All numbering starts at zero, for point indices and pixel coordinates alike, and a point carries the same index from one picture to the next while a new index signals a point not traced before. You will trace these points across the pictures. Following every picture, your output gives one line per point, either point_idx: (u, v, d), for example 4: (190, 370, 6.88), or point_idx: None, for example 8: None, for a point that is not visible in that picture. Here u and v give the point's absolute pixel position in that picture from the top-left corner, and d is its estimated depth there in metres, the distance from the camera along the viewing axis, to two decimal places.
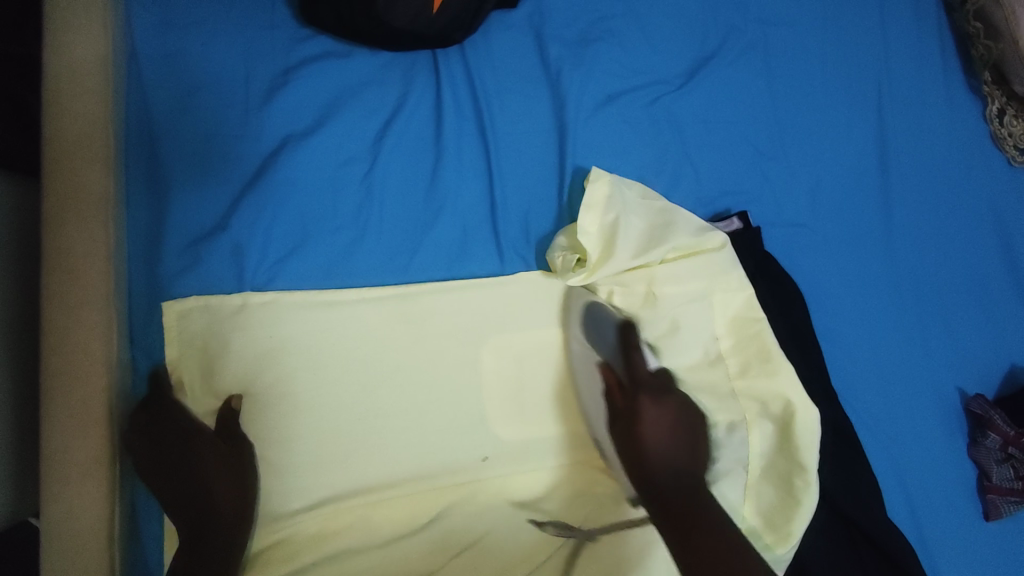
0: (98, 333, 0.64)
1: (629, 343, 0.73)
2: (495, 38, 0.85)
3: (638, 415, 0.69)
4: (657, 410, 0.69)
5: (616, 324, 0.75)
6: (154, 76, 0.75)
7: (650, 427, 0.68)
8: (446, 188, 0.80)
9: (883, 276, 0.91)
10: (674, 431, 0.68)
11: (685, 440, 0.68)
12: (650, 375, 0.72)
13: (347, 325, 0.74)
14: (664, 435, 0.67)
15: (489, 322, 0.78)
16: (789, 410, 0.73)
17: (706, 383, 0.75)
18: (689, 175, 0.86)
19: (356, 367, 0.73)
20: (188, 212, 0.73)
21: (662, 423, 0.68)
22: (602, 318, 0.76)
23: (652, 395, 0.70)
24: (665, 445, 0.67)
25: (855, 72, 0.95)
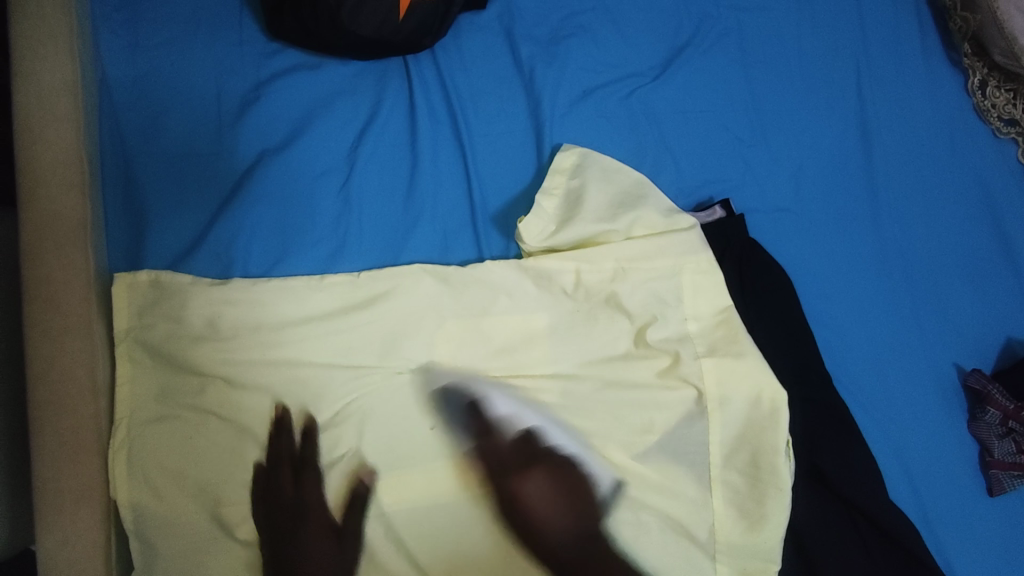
0: (82, 361, 0.64)
1: (483, 427, 0.69)
2: (466, 40, 0.85)
3: (521, 494, 0.67)
4: (545, 478, 0.68)
5: (468, 408, 0.69)
6: (126, 100, 0.76)
7: (532, 500, 0.67)
8: (424, 193, 0.79)
9: (872, 256, 0.91)
10: (556, 496, 0.68)
11: (567, 504, 0.68)
12: (515, 449, 0.69)
13: (304, 326, 0.70)
14: (560, 507, 0.67)
15: (461, 314, 0.73)
16: (757, 401, 0.74)
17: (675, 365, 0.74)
18: (669, 167, 0.86)
19: (320, 366, 0.69)
20: (168, 233, 0.73)
21: (558, 491, 0.68)
22: (455, 404, 0.70)
23: (525, 469, 0.68)
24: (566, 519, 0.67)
25: (831, 53, 0.95)
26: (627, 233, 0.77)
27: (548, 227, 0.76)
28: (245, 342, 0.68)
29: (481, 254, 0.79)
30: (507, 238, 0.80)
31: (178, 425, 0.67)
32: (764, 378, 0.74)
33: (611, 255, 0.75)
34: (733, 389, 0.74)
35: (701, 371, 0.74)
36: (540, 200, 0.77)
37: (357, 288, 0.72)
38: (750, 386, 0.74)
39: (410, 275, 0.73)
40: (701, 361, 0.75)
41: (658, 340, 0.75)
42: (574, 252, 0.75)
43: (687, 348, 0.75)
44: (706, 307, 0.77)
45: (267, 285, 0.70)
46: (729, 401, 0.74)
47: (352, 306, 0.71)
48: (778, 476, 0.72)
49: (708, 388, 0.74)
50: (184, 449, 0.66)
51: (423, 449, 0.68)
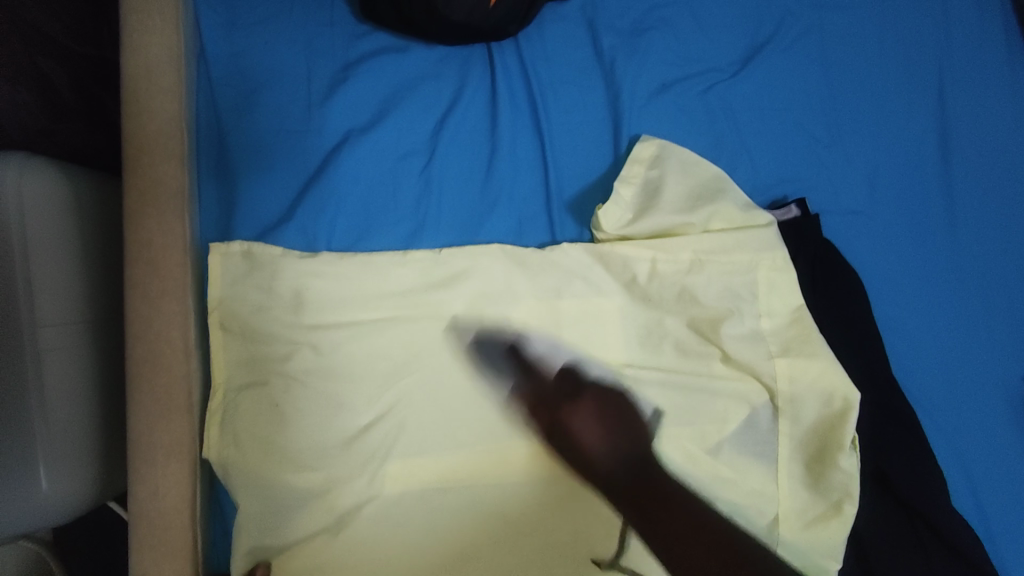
0: (176, 324, 0.67)
1: (525, 366, 0.73)
2: (548, 30, 0.86)
3: (573, 430, 0.71)
4: (586, 412, 0.72)
5: (504, 353, 0.74)
6: (222, 75, 0.78)
7: (583, 434, 0.70)
8: (502, 177, 0.81)
9: (944, 264, 0.89)
10: (603, 428, 0.71)
11: (610, 429, 0.71)
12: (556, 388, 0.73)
13: (395, 302, 0.73)
14: (602, 437, 0.70)
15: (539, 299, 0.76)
16: (828, 397, 0.75)
17: (749, 358, 0.75)
18: (744, 163, 0.86)
19: (408, 342, 0.72)
20: (257, 205, 0.76)
21: (599, 422, 0.71)
22: (492, 349, 0.74)
23: (569, 403, 0.72)
24: (610, 449, 0.70)
25: (913, 57, 0.93)
26: (704, 226, 0.78)
27: (625, 218, 0.78)
28: (332, 311, 0.72)
29: (555, 239, 0.80)
30: (581, 225, 0.81)
31: (258, 394, 0.69)
32: (837, 381, 0.74)
33: (690, 246, 0.77)
34: (804, 387, 0.76)
35: (773, 370, 0.76)
36: (618, 191, 0.78)
37: (437, 267, 0.75)
38: (819, 387, 0.75)
39: (490, 259, 0.76)
40: (775, 359, 0.76)
41: (733, 336, 0.75)
42: (650, 241, 0.77)
43: (756, 345, 0.76)
44: (782, 304, 0.78)
45: (353, 258, 0.74)
46: (799, 401, 0.76)
47: (439, 286, 0.75)
48: (845, 478, 0.73)
49: (780, 386, 0.76)
50: (261, 418, 0.68)
51: (497, 429, 0.72)
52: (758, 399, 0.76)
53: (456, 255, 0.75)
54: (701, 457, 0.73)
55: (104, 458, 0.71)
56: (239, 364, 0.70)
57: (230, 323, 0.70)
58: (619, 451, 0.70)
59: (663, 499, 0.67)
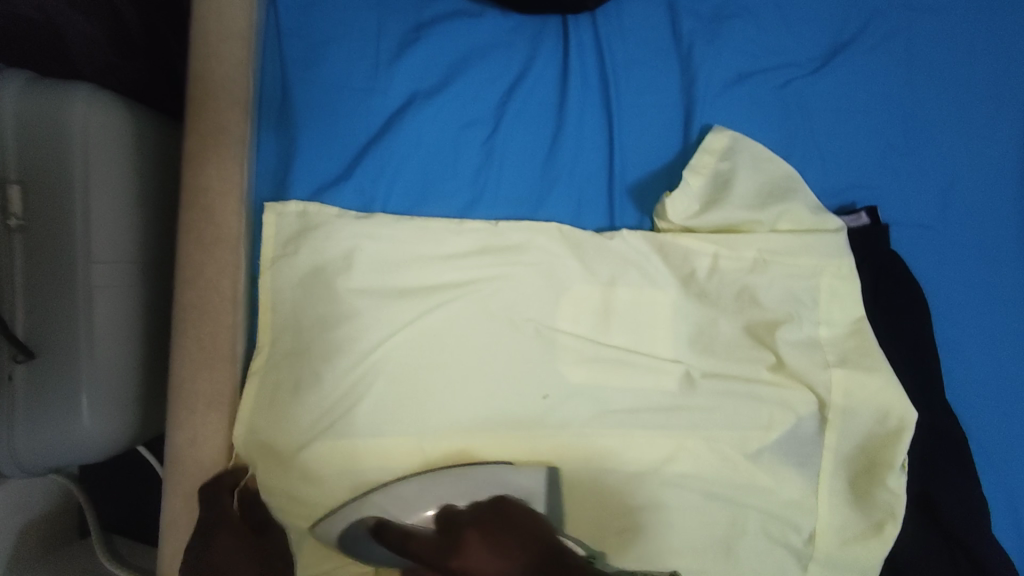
0: (226, 273, 0.67)
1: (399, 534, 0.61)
2: (627, 7, 0.82)
3: (470, 573, 0.56)
4: (474, 543, 0.58)
5: (371, 533, 0.62)
6: (291, 25, 0.76)
7: (482, 565, 0.56)
8: (566, 156, 0.78)
9: (1014, 287, 0.86)
10: (494, 545, 0.58)
11: (502, 546, 0.57)
12: (431, 537, 0.60)
13: (445, 274, 0.73)
14: (500, 566, 0.56)
15: (594, 285, 0.75)
16: (885, 417, 0.72)
17: (804, 366, 0.73)
18: (817, 164, 0.83)
19: (454, 316, 0.72)
20: (315, 161, 0.74)
21: (488, 551, 0.57)
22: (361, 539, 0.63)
23: (454, 551, 0.58)
24: (508, 568, 0.56)
25: (1003, 69, 0.89)
26: (771, 225, 0.76)
27: (687, 211, 0.75)
28: (382, 274, 0.72)
29: (614, 224, 0.78)
30: (642, 213, 0.79)
31: (304, 352, 0.69)
32: (895, 398, 0.71)
33: (754, 246, 0.75)
34: (859, 401, 0.73)
35: (828, 380, 0.73)
36: (683, 182, 0.75)
37: (492, 242, 0.74)
38: (875, 405, 0.72)
39: (545, 239, 0.75)
40: (832, 370, 0.73)
41: (789, 343, 0.73)
42: (714, 236, 0.75)
43: (812, 354, 0.73)
44: (844, 314, 0.75)
45: (409, 223, 0.73)
46: (850, 415, 0.73)
47: (491, 262, 0.73)
48: (891, 499, 0.71)
49: (834, 399, 0.73)
50: (308, 373, 0.69)
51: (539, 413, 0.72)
52: (808, 409, 0.73)
53: (514, 231, 0.74)
54: (740, 462, 0.72)
55: (145, 401, 0.72)
56: (288, 319, 0.70)
57: (283, 280, 0.71)
58: (524, 564, 0.56)
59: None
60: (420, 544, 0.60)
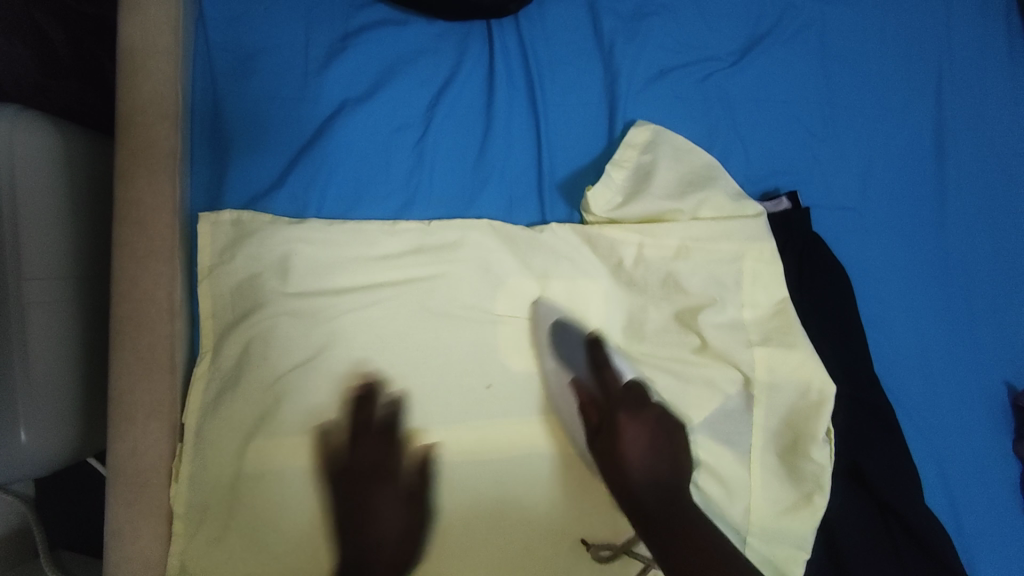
0: (161, 285, 0.68)
1: (598, 363, 0.74)
2: (549, 10, 0.85)
3: (620, 434, 0.71)
4: (636, 424, 0.71)
5: (585, 343, 0.75)
6: (219, 38, 0.78)
7: (632, 448, 0.70)
8: (495, 155, 0.81)
9: (934, 262, 0.90)
10: (652, 447, 0.70)
11: (664, 454, 0.70)
12: (624, 391, 0.73)
13: (382, 271, 0.75)
14: (645, 448, 0.70)
15: (527, 279, 0.77)
16: (807, 390, 0.75)
17: (725, 347, 0.76)
18: (739, 153, 0.86)
19: (394, 315, 0.74)
20: (248, 171, 0.76)
21: (645, 439, 0.70)
22: (573, 340, 0.76)
23: (628, 411, 0.72)
24: (643, 465, 0.69)
25: (915, 55, 0.93)
26: (692, 212, 0.79)
27: (614, 203, 0.79)
28: (317, 278, 0.74)
29: (545, 219, 0.81)
30: (571, 207, 0.82)
31: (246, 358, 0.71)
32: (813, 370, 0.75)
33: (678, 233, 0.77)
34: (780, 376, 0.76)
35: (750, 359, 0.76)
36: (607, 176, 0.79)
37: (427, 240, 0.76)
38: (795, 378, 0.76)
39: (476, 235, 0.77)
40: (755, 348, 0.76)
41: (713, 325, 0.76)
42: (639, 226, 0.77)
43: (733, 336, 0.76)
44: (767, 296, 0.78)
45: (342, 227, 0.75)
46: (774, 390, 0.76)
47: (426, 259, 0.76)
48: (818, 470, 0.74)
49: (758, 375, 0.76)
50: (254, 378, 0.71)
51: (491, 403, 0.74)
52: (733, 387, 0.76)
53: (446, 230, 0.76)
54: None
55: (83, 414, 0.73)
56: (229, 326, 0.72)
57: (222, 287, 0.73)
58: (653, 463, 0.69)
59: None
60: (608, 385, 0.74)
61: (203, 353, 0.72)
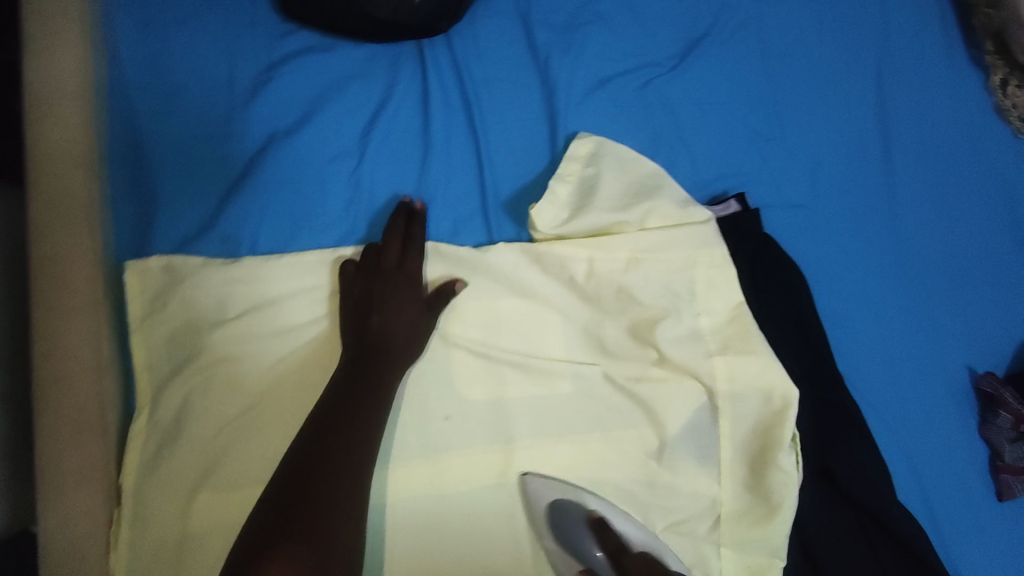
0: (87, 341, 0.64)
1: (615, 548, 0.67)
2: (481, 26, 0.84)
3: None
4: None
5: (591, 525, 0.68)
6: (137, 79, 0.75)
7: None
8: (435, 178, 0.78)
9: (888, 254, 0.89)
10: None
11: None
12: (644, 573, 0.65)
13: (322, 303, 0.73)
14: None
15: (477, 302, 0.75)
16: (772, 399, 0.72)
17: (685, 360, 0.73)
18: (685, 158, 0.85)
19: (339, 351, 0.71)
20: (176, 214, 0.73)
21: None
22: (575, 519, 0.69)
23: None
24: None
25: (852, 47, 0.93)
26: (641, 223, 0.77)
27: (560, 218, 0.77)
28: (254, 320, 0.70)
29: (492, 239, 0.78)
30: (519, 226, 0.79)
31: (186, 412, 0.67)
32: (775, 377, 0.72)
33: (626, 245, 0.75)
34: (745, 386, 0.73)
35: (712, 370, 0.73)
36: (550, 190, 0.78)
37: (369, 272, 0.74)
38: (759, 385, 0.72)
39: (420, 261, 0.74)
40: (714, 358, 0.74)
41: (669, 338, 0.74)
42: (587, 241, 0.75)
43: (692, 347, 0.74)
44: (722, 302, 0.75)
45: (278, 261, 0.71)
46: (739, 399, 0.73)
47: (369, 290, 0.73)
48: (786, 479, 0.71)
49: (720, 387, 0.73)
50: (195, 433, 0.67)
51: (445, 435, 0.72)
52: (696, 400, 0.74)
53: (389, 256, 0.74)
54: (642, 459, 0.73)
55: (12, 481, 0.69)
56: (164, 379, 0.68)
57: (154, 339, 0.69)
58: None
59: (327, 472, 0.60)
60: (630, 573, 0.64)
61: (140, 410, 0.68)
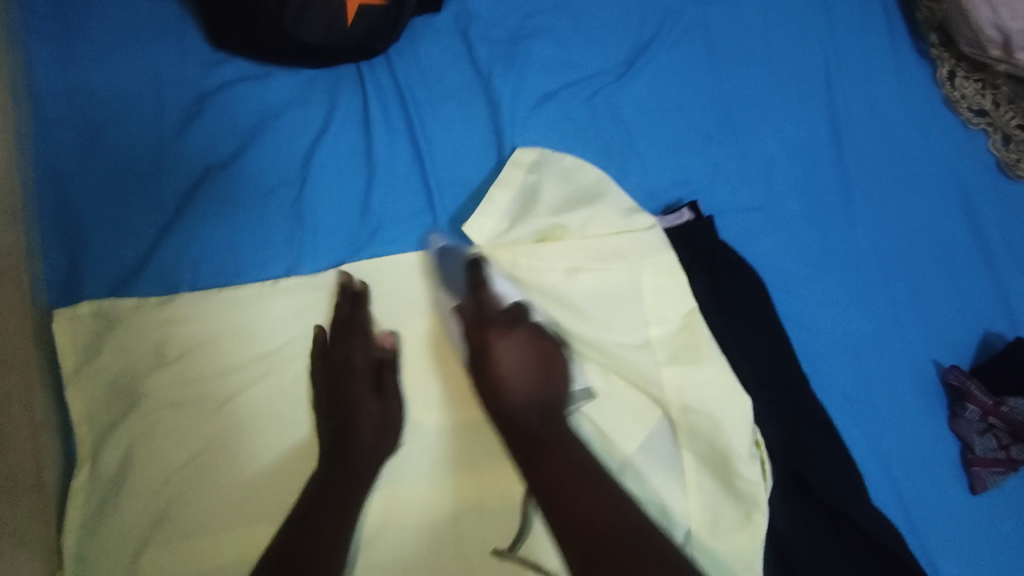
0: (17, 397, 0.61)
1: (477, 283, 0.68)
2: (421, 45, 0.82)
3: (495, 354, 0.64)
4: (512, 343, 0.64)
5: (467, 266, 0.70)
6: (59, 116, 0.72)
7: (507, 362, 0.63)
8: (380, 203, 0.76)
9: (846, 252, 0.89)
10: (527, 367, 0.63)
11: (539, 365, 0.64)
12: (499, 312, 0.66)
13: (262, 330, 0.70)
14: (522, 367, 0.63)
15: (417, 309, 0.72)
16: (723, 407, 0.70)
17: (636, 368, 0.72)
18: (636, 168, 0.84)
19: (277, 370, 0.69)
20: (105, 254, 0.70)
21: (524, 355, 0.64)
22: (454, 264, 0.72)
23: (501, 329, 0.65)
24: (526, 379, 0.63)
25: (798, 47, 0.93)
26: (581, 230, 0.75)
27: (498, 229, 0.75)
28: (191, 361, 0.67)
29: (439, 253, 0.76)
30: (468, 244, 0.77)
31: (127, 462, 0.64)
32: (727, 386, 0.70)
33: (566, 255, 0.73)
34: (697, 396, 0.71)
35: (660, 379, 0.72)
36: (489, 200, 0.76)
37: (315, 307, 0.71)
38: (710, 395, 0.71)
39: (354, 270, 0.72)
40: (664, 368, 0.72)
41: (623, 350, 0.72)
42: (528, 249, 0.73)
43: (644, 357, 0.72)
44: (675, 310, 0.74)
45: (216, 295, 0.69)
46: (691, 410, 0.71)
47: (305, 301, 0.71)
48: (753, 488, 0.70)
49: (671, 398, 0.72)
50: (138, 483, 0.64)
51: (395, 458, 0.68)
52: (653, 413, 0.72)
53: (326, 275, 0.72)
54: None
55: None
56: (101, 429, 0.65)
57: (89, 388, 0.66)
58: (537, 389, 0.63)
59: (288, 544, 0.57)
60: (483, 305, 0.66)
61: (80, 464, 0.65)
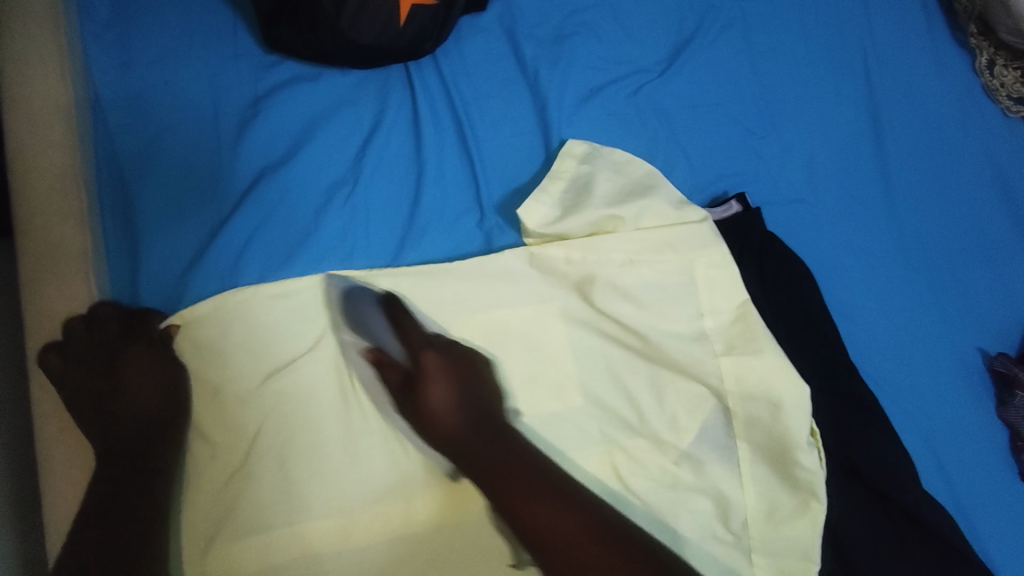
0: None
1: (405, 329, 0.69)
2: (468, 43, 0.83)
3: (427, 384, 0.67)
4: (444, 377, 0.68)
5: (382, 304, 0.69)
6: (119, 122, 0.73)
7: (439, 397, 0.67)
8: (431, 200, 0.77)
9: (890, 242, 0.89)
10: (461, 403, 0.67)
11: (469, 390, 0.68)
12: (425, 338, 0.69)
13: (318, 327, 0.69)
14: (456, 399, 0.67)
15: (474, 305, 0.72)
16: (778, 399, 0.70)
17: (689, 358, 0.73)
18: (682, 162, 0.84)
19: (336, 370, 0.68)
20: (166, 255, 0.71)
21: (456, 388, 0.67)
22: (366, 305, 0.70)
23: (431, 354, 0.69)
24: (459, 408, 0.67)
25: (837, 38, 0.94)
26: (634, 222, 0.75)
27: (552, 219, 0.75)
28: (248, 360, 0.67)
29: (489, 246, 0.76)
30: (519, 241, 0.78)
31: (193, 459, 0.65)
32: (783, 377, 0.70)
33: (619, 246, 0.74)
34: (752, 386, 0.72)
35: (718, 370, 0.73)
36: (541, 191, 0.77)
37: (366, 309, 0.70)
38: (765, 387, 0.71)
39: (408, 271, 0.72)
40: (720, 359, 0.73)
41: (675, 343, 0.73)
42: (583, 242, 0.74)
43: (698, 348, 0.73)
44: (727, 301, 0.74)
45: (271, 294, 0.68)
46: (744, 400, 0.72)
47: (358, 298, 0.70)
48: (811, 477, 0.69)
49: (728, 388, 0.73)
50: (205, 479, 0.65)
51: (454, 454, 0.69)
52: (708, 404, 0.72)
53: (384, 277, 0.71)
54: (665, 468, 0.71)
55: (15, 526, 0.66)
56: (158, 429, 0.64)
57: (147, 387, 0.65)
58: (462, 409, 0.67)
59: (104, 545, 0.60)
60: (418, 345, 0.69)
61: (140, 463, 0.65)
